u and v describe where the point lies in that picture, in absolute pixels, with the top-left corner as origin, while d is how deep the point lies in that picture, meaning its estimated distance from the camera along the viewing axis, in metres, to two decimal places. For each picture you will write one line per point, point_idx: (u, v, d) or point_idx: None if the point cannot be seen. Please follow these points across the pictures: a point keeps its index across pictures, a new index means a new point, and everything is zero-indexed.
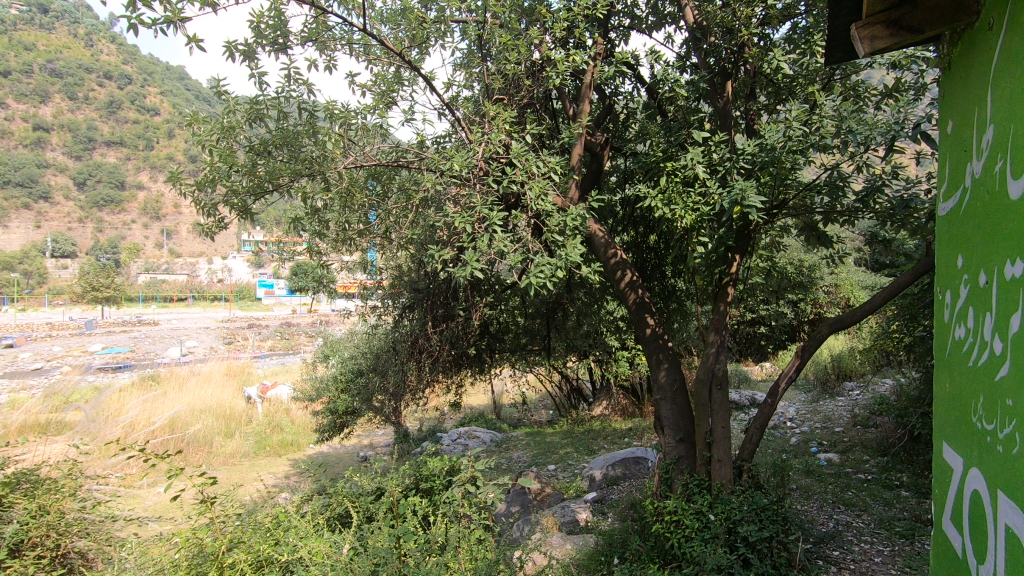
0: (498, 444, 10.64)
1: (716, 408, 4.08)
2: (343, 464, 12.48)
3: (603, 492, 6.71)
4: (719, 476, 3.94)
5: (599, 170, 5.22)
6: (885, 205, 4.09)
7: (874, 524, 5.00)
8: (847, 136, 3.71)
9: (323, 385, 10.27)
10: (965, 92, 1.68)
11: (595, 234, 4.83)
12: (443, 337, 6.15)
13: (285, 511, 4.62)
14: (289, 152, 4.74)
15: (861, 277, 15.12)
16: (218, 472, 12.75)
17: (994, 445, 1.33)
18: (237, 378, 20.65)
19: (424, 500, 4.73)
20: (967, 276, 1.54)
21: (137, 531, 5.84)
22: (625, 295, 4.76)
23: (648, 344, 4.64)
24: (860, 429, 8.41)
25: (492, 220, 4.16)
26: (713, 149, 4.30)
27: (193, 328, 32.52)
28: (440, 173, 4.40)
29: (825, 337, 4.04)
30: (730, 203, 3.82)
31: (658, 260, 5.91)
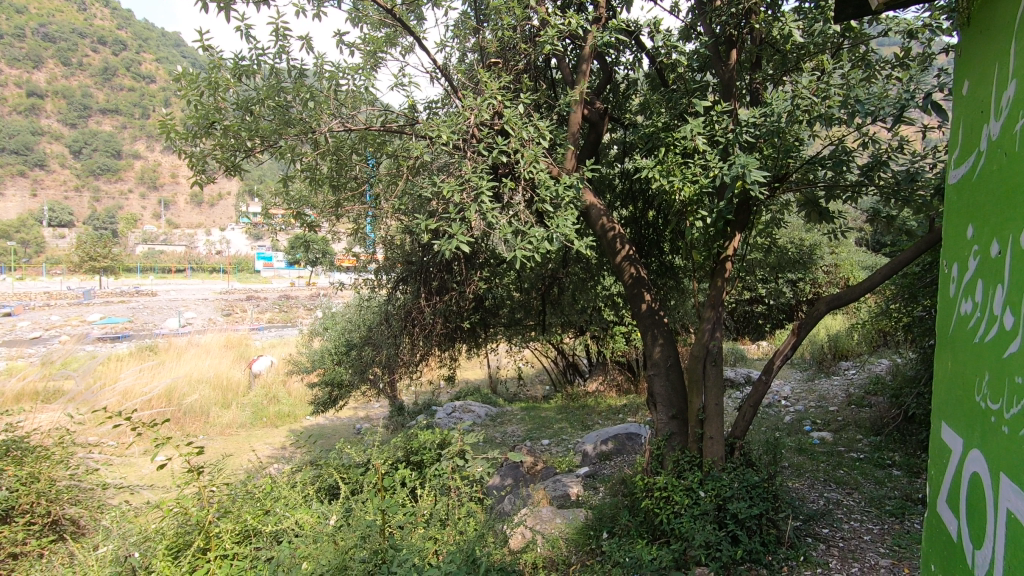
0: (493, 418, 10.68)
1: (710, 385, 4.02)
2: (339, 436, 12.55)
3: (596, 467, 6.72)
4: (711, 453, 3.90)
5: (597, 141, 5.09)
6: (890, 181, 3.96)
7: (864, 503, 5.01)
8: (855, 106, 3.55)
9: (319, 356, 10.26)
10: (985, 48, 1.55)
11: (591, 207, 4.72)
12: (437, 310, 6.08)
13: (276, 482, 4.60)
14: (276, 116, 4.58)
15: (862, 257, 15.03)
16: (214, 442, 12.83)
17: (1000, 425, 1.26)
18: (235, 349, 20.70)
19: (414, 473, 4.71)
20: (977, 248, 1.44)
21: (129, 498, 5.85)
22: (621, 270, 4.67)
23: (643, 320, 4.56)
24: (854, 409, 8.43)
25: (484, 189, 4.08)
26: (716, 120, 4.12)
27: (191, 300, 32.51)
28: (430, 140, 4.30)
29: (823, 316, 3.96)
30: (731, 177, 3.68)
31: (656, 236, 5.81)
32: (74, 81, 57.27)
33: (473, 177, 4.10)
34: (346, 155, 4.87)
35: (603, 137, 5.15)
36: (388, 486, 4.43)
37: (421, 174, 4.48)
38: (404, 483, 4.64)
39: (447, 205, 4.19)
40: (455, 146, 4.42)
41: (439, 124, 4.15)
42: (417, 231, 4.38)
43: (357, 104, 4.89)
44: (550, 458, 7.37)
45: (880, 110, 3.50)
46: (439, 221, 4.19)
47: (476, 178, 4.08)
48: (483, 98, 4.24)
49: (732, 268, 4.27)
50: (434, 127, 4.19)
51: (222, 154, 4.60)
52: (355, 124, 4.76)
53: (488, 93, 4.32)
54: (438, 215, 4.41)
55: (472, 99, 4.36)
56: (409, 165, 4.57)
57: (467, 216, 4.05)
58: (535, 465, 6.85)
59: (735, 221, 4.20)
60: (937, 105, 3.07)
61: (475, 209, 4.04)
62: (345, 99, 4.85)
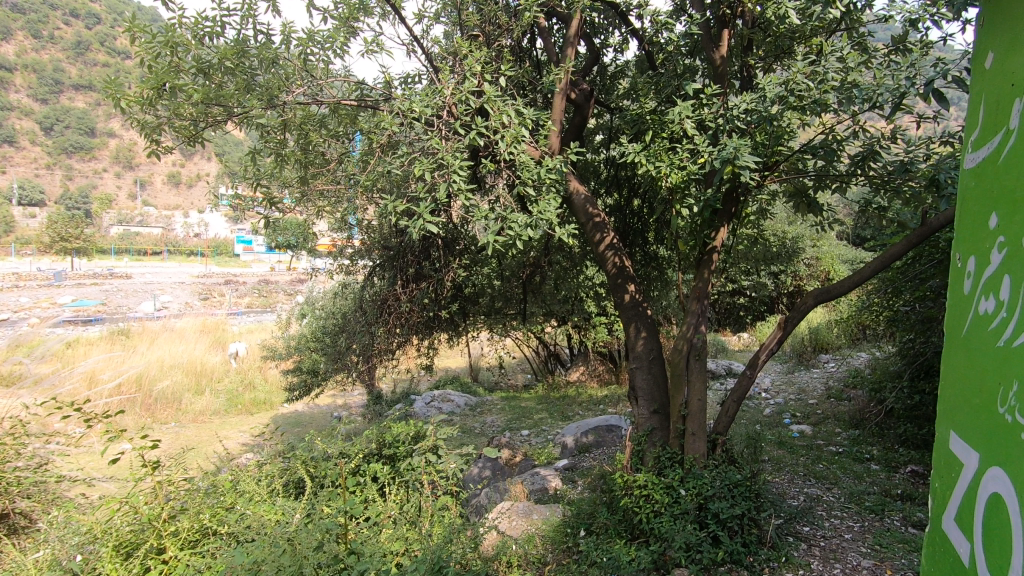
0: (472, 408, 10.51)
1: (693, 380, 3.88)
2: (316, 424, 12.36)
3: (575, 459, 6.62)
4: (692, 450, 3.77)
5: (582, 124, 4.89)
6: (881, 171, 3.84)
7: (844, 499, 4.96)
8: (852, 92, 3.40)
9: (294, 344, 10.04)
10: (1012, 3, 1.29)
11: (575, 193, 4.55)
12: (414, 298, 5.88)
13: (240, 475, 4.40)
14: (240, 82, 4.32)
15: (842, 251, 15.14)
16: (187, 429, 12.56)
17: None
18: (212, 334, 20.32)
19: (386, 467, 4.54)
20: (1003, 237, 1.19)
21: (89, 489, 5.61)
22: (604, 259, 4.50)
23: (626, 311, 4.41)
24: (833, 402, 8.45)
25: (459, 168, 3.89)
26: (705, 104, 3.95)
27: (167, 283, 31.79)
28: (404, 114, 4.11)
29: (810, 310, 3.84)
30: (720, 162, 3.51)
31: (641, 225, 5.66)
32: (45, 54, 55.28)
33: (447, 155, 3.90)
34: (312, 128, 4.77)
35: (587, 121, 4.97)
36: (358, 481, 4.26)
37: (394, 152, 4.25)
38: (376, 477, 4.47)
39: (420, 187, 3.99)
40: (431, 123, 4.21)
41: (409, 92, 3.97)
42: (387, 213, 4.15)
43: (328, 77, 4.64)
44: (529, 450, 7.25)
45: (876, 97, 3.37)
46: (414, 202, 3.99)
47: (451, 157, 3.88)
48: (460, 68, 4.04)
49: (718, 259, 4.10)
50: (409, 101, 3.98)
51: (183, 127, 4.34)
52: (324, 98, 4.62)
53: (467, 69, 4.11)
54: (413, 197, 4.20)
55: (451, 76, 4.16)
56: (380, 139, 4.32)
57: (441, 196, 3.86)
58: (513, 457, 6.72)
59: (723, 210, 4.04)
60: (938, 93, 2.98)
61: (447, 188, 3.84)
62: (318, 72, 4.59)
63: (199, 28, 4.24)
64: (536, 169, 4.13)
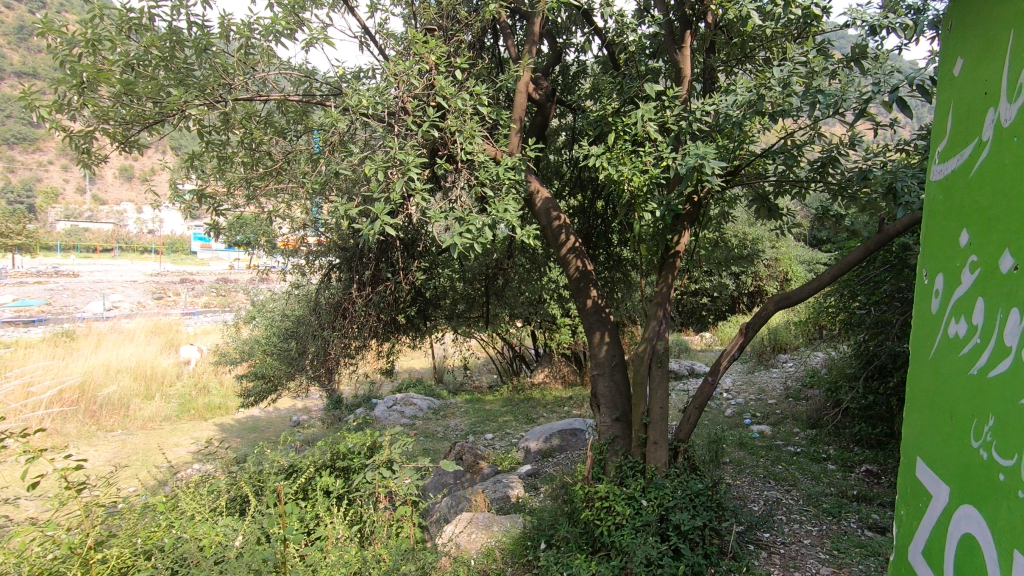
0: (436, 411, 10.34)
1: (655, 387, 3.80)
2: (274, 429, 11.95)
3: (539, 464, 6.53)
4: (654, 459, 3.69)
5: (544, 124, 4.77)
6: (839, 178, 3.85)
7: (802, 501, 5.00)
8: (817, 97, 3.36)
9: (249, 347, 9.66)
10: (984, 6, 1.21)
11: (537, 195, 4.45)
12: (370, 302, 5.68)
13: (179, 492, 4.13)
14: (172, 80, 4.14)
15: (799, 252, 15.55)
16: (134, 437, 11.98)
17: (1010, 489, 0.95)
18: (165, 335, 19.52)
19: (338, 480, 4.34)
20: (976, 257, 1.11)
21: (14, 509, 5.20)
22: (567, 262, 4.40)
23: (589, 316, 4.31)
24: (792, 402, 8.60)
25: (414, 169, 3.75)
26: (668, 106, 3.89)
27: (117, 281, 30.42)
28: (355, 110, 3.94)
29: (771, 315, 3.81)
30: (685, 168, 3.43)
31: (604, 227, 5.60)
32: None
33: (399, 154, 3.74)
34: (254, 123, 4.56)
35: (549, 121, 4.86)
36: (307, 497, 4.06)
37: (344, 150, 4.07)
38: (327, 491, 4.26)
39: (371, 187, 3.85)
40: (383, 120, 4.05)
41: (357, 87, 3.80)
42: (338, 215, 3.97)
43: (273, 70, 4.45)
44: (492, 455, 7.13)
45: (838, 102, 3.34)
46: (367, 204, 3.84)
47: (404, 157, 3.74)
48: (411, 60, 3.88)
49: (681, 263, 4.03)
50: (358, 96, 3.81)
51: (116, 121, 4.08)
52: (269, 93, 4.43)
53: (423, 62, 3.95)
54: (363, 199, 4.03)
55: (404, 70, 3.98)
56: (329, 134, 4.12)
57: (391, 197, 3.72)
58: (475, 463, 6.59)
59: (685, 214, 3.98)
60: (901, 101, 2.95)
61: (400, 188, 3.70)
62: (261, 64, 4.41)
63: (123, 19, 4.02)
64: (494, 169, 3.99)
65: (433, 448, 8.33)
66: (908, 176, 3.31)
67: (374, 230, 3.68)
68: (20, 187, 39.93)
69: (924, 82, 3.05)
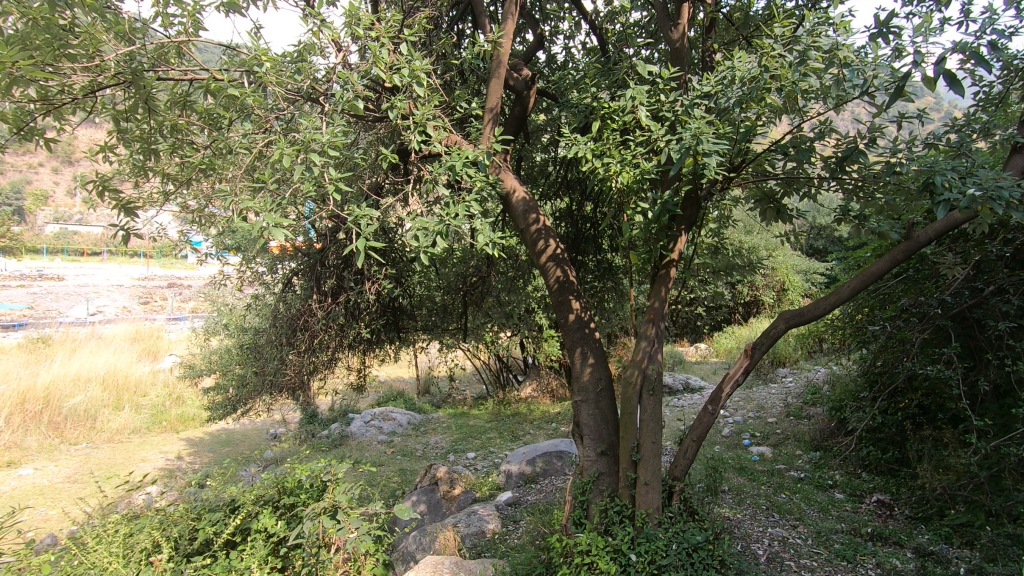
0: (416, 427, 9.76)
1: (647, 419, 3.23)
2: (249, 443, 11.35)
3: (520, 492, 5.96)
4: (645, 504, 3.13)
5: (522, 115, 4.23)
6: (859, 177, 3.34)
7: (811, 541, 4.46)
8: (839, 75, 2.82)
9: (217, 358, 9.08)
10: None
11: (513, 193, 3.91)
12: (332, 314, 5.14)
13: (94, 539, 3.56)
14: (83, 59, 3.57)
15: (797, 261, 15.09)
16: (100, 451, 11.35)
17: None
18: (144, 341, 18.87)
19: (281, 523, 3.77)
20: None
21: None
22: (546, 271, 3.85)
23: (571, 334, 3.74)
24: (793, 420, 8.09)
25: (332, 156, 3.22)
26: (662, 90, 3.37)
27: (100, 284, 29.70)
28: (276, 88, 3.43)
29: (782, 335, 3.28)
30: (681, 153, 2.89)
31: (592, 231, 5.08)
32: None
33: (312, 138, 3.20)
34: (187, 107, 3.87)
35: (528, 112, 4.32)
36: (240, 556, 3.54)
37: (269, 138, 3.50)
38: (268, 536, 3.70)
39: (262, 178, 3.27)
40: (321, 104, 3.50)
41: (266, 58, 3.23)
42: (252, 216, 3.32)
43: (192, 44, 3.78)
44: (470, 480, 6.57)
45: (870, 82, 2.82)
46: (275, 203, 3.23)
47: (326, 146, 3.19)
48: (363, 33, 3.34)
49: (676, 274, 3.47)
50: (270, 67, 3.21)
51: (16, 106, 3.52)
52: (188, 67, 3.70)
53: (379, 38, 3.42)
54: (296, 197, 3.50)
55: (356, 47, 3.44)
56: (251, 120, 3.56)
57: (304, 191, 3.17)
58: (451, 489, 6.03)
59: (682, 216, 3.41)
60: (952, 76, 2.41)
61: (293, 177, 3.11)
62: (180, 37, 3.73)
63: None
64: (457, 162, 3.44)
65: (411, 470, 7.75)
66: (947, 171, 2.79)
67: (259, 230, 3.06)
68: (6, 188, 39.27)
69: (979, 55, 2.52)
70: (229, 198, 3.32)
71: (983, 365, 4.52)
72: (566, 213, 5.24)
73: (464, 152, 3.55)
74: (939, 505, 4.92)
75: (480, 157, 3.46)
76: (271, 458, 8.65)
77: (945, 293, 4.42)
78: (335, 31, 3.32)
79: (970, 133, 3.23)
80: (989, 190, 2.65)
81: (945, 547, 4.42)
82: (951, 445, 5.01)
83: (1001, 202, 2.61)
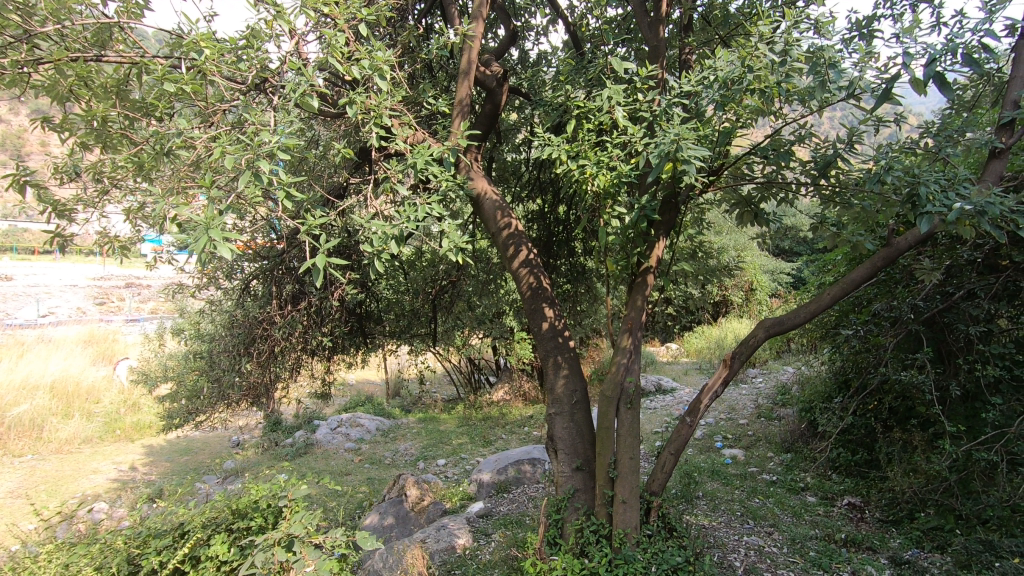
0: (385, 433, 9.49)
1: (624, 434, 3.09)
2: (208, 451, 10.87)
3: (492, 502, 5.79)
4: (623, 523, 2.99)
5: (494, 113, 4.03)
6: (838, 182, 3.26)
7: (787, 550, 4.42)
8: (824, 77, 2.71)
9: (172, 364, 8.62)
10: None
11: (483, 194, 3.72)
12: (293, 322, 4.86)
13: None
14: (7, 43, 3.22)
15: (765, 261, 15.26)
16: (46, 463, 10.69)
17: None
18: (96, 343, 17.95)
19: (235, 549, 3.51)
20: None
21: None
22: (518, 277, 3.67)
23: (544, 343, 3.57)
24: (764, 422, 8.12)
25: (283, 154, 2.96)
26: (639, 89, 3.21)
27: (51, 284, 28.28)
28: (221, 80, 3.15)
29: (761, 345, 3.18)
30: (659, 157, 2.73)
31: (565, 234, 4.93)
32: None
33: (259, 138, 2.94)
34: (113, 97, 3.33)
35: (500, 111, 4.13)
36: None
37: (216, 135, 3.22)
38: (221, 564, 3.44)
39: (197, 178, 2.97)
40: (274, 99, 3.25)
41: (208, 44, 2.94)
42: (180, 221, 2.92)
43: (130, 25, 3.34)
44: (441, 490, 6.37)
45: (854, 84, 2.71)
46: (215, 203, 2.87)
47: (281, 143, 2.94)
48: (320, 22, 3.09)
49: (653, 282, 3.33)
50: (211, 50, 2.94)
51: None
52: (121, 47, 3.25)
53: (339, 28, 3.17)
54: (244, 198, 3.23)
55: (314, 36, 3.18)
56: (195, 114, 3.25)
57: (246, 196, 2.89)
58: (421, 501, 5.83)
59: (661, 221, 3.26)
60: (943, 78, 2.35)
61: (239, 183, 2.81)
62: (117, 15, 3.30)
63: None
64: (423, 163, 3.23)
65: (379, 480, 7.50)
66: (929, 179, 2.73)
67: (197, 242, 2.67)
68: None
69: (968, 58, 2.47)
70: (173, 199, 3.04)
71: (953, 370, 4.54)
72: (539, 216, 5.09)
73: (432, 152, 3.33)
74: (908, 508, 4.94)
75: (448, 158, 3.25)
76: (231, 469, 8.26)
77: (917, 299, 4.42)
78: (289, 18, 3.06)
79: (948, 139, 3.18)
80: (974, 198, 2.58)
81: (917, 552, 4.43)
82: (920, 448, 5.04)
83: (983, 212, 2.56)
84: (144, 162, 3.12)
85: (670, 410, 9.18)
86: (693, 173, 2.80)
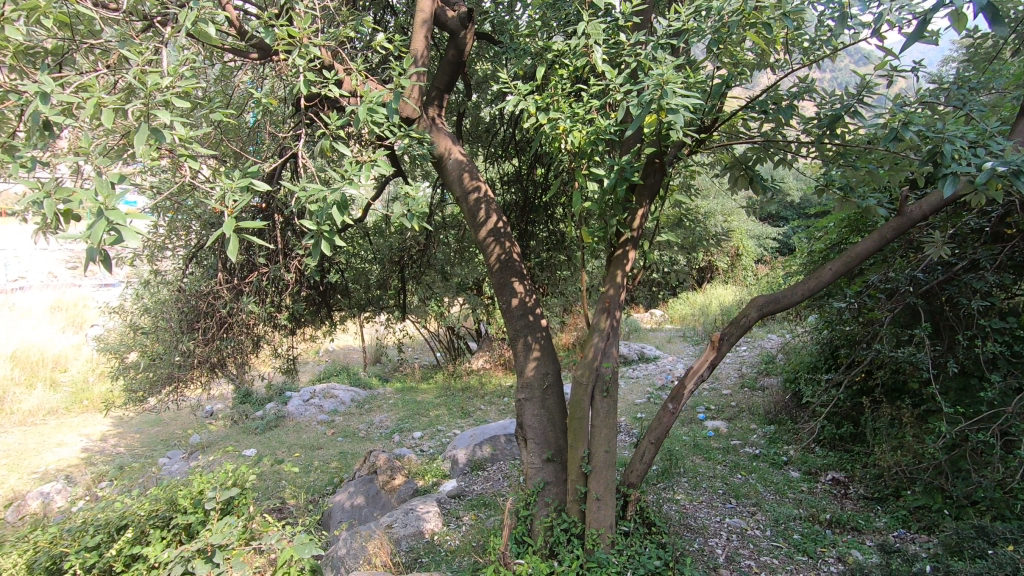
0: (360, 404, 9.20)
1: (598, 425, 2.77)
2: (180, 422, 10.51)
3: (465, 481, 5.55)
4: (596, 522, 2.71)
5: (459, 60, 3.52)
6: (844, 141, 2.89)
7: (770, 532, 4.24)
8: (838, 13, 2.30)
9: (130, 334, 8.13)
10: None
11: (447, 155, 3.31)
12: (242, 295, 4.45)
13: None
14: None
15: (751, 226, 14.91)
16: (7, 436, 10.22)
17: None
18: (60, 305, 17.17)
19: (175, 549, 3.20)
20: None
21: None
22: (485, 248, 3.28)
23: (513, 322, 3.20)
24: (747, 392, 7.95)
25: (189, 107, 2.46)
26: (622, 29, 2.79)
27: None
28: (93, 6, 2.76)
29: (754, 325, 2.86)
30: (641, 109, 2.32)
31: (543, 199, 4.52)
32: None
33: (149, 85, 2.50)
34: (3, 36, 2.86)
35: (466, 57, 3.61)
36: None
37: (124, 81, 2.72)
38: (159, 566, 3.13)
39: (30, 127, 2.52)
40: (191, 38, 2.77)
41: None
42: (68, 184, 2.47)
43: None
44: (414, 467, 6.11)
45: (873, 21, 2.31)
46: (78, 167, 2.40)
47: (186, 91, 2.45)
48: None
49: (635, 255, 2.93)
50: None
51: None
52: None
53: None
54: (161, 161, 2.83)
55: None
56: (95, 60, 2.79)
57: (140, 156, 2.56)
58: (392, 480, 5.58)
59: (645, 184, 2.84)
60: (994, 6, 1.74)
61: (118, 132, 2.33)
62: None
63: None
64: (366, 115, 2.78)
65: (352, 454, 7.25)
66: (956, 136, 2.34)
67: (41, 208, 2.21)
68: None
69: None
70: (73, 160, 2.59)
71: (950, 345, 4.28)
72: (514, 178, 4.65)
73: (381, 102, 2.89)
74: (894, 486, 4.77)
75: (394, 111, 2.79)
76: (198, 443, 7.95)
77: (917, 270, 4.11)
78: None
79: (969, 87, 2.80)
80: (1007, 158, 2.22)
81: (902, 533, 4.26)
82: (910, 425, 4.84)
83: (1018, 173, 2.17)
84: (34, 116, 2.63)
85: (653, 380, 8.99)
86: (680, 127, 2.36)
